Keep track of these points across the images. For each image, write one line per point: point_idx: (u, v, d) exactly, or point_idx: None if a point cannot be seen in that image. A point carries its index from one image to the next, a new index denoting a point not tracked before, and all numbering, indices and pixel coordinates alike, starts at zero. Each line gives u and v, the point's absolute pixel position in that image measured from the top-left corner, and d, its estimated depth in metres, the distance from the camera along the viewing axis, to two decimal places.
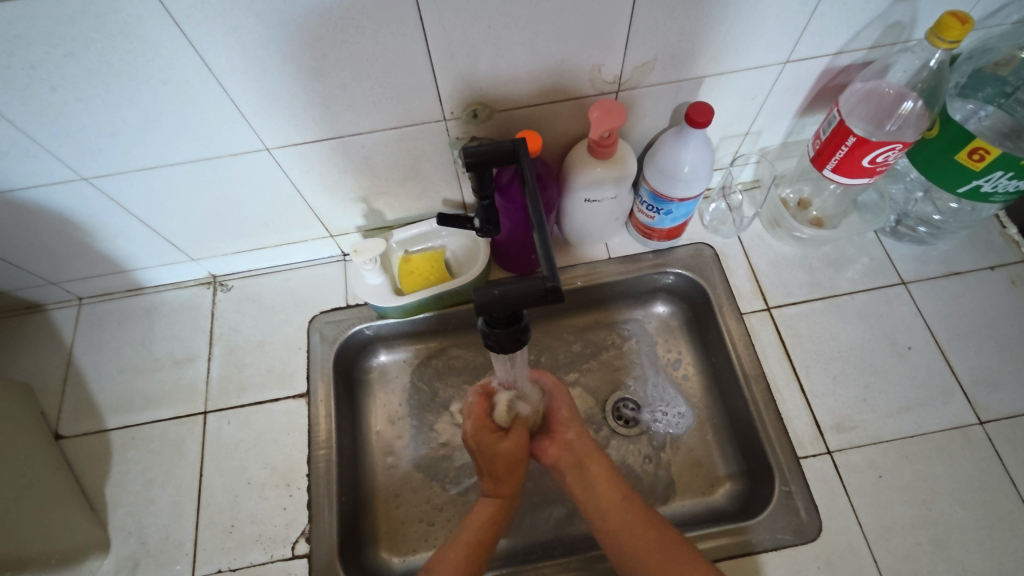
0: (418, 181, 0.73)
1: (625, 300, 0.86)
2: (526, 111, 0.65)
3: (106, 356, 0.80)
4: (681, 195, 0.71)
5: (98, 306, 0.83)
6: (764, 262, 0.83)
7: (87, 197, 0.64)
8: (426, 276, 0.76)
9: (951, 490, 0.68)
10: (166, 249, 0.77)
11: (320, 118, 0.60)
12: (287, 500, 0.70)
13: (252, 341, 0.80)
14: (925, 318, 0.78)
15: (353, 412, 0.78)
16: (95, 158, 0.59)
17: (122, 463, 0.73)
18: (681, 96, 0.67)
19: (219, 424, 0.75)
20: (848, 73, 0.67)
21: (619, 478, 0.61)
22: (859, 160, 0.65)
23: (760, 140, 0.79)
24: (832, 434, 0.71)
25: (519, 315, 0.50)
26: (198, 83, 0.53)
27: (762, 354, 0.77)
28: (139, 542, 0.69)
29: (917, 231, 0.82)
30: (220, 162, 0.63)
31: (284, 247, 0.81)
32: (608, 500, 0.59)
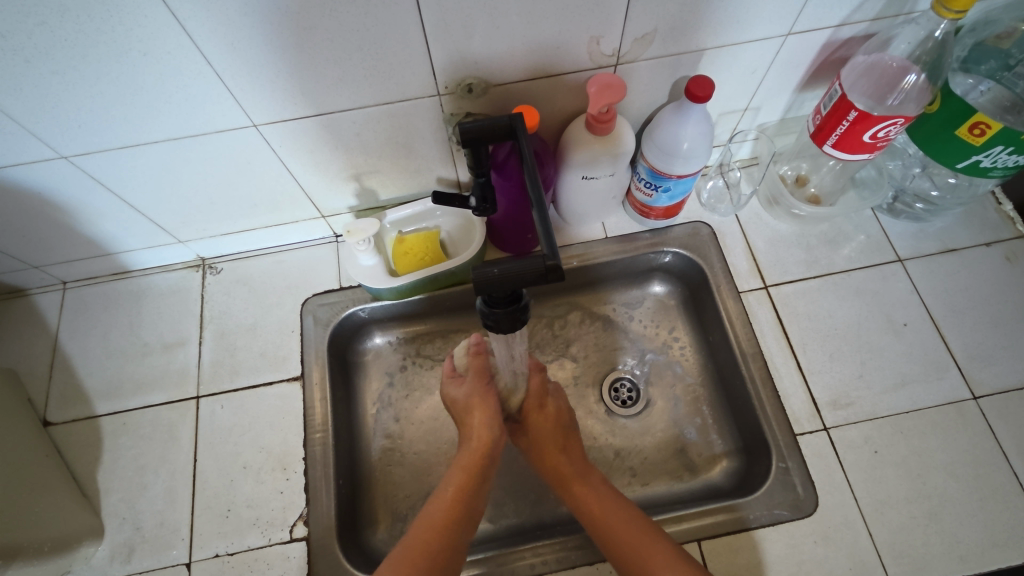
0: (411, 158, 0.71)
1: (622, 281, 0.86)
2: (524, 86, 0.63)
3: (94, 341, 0.78)
4: (679, 172, 0.70)
5: (83, 290, 0.81)
6: (761, 240, 0.82)
7: (68, 175, 0.62)
8: (420, 257, 0.74)
9: (945, 464, 0.68)
10: (152, 232, 0.75)
11: (310, 92, 0.57)
12: (284, 484, 0.70)
13: (243, 325, 0.78)
14: (921, 295, 0.78)
15: (348, 394, 0.78)
16: (75, 135, 0.57)
17: (113, 450, 0.72)
18: (681, 70, 0.65)
19: (212, 408, 0.74)
20: (850, 46, 0.66)
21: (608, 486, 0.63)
22: (860, 135, 0.64)
23: (759, 116, 0.78)
24: (829, 410, 0.72)
25: (519, 295, 0.49)
26: (179, 55, 0.50)
27: (760, 332, 0.77)
28: (134, 528, 0.68)
29: (914, 207, 0.81)
30: (205, 139, 0.61)
31: (274, 229, 0.80)
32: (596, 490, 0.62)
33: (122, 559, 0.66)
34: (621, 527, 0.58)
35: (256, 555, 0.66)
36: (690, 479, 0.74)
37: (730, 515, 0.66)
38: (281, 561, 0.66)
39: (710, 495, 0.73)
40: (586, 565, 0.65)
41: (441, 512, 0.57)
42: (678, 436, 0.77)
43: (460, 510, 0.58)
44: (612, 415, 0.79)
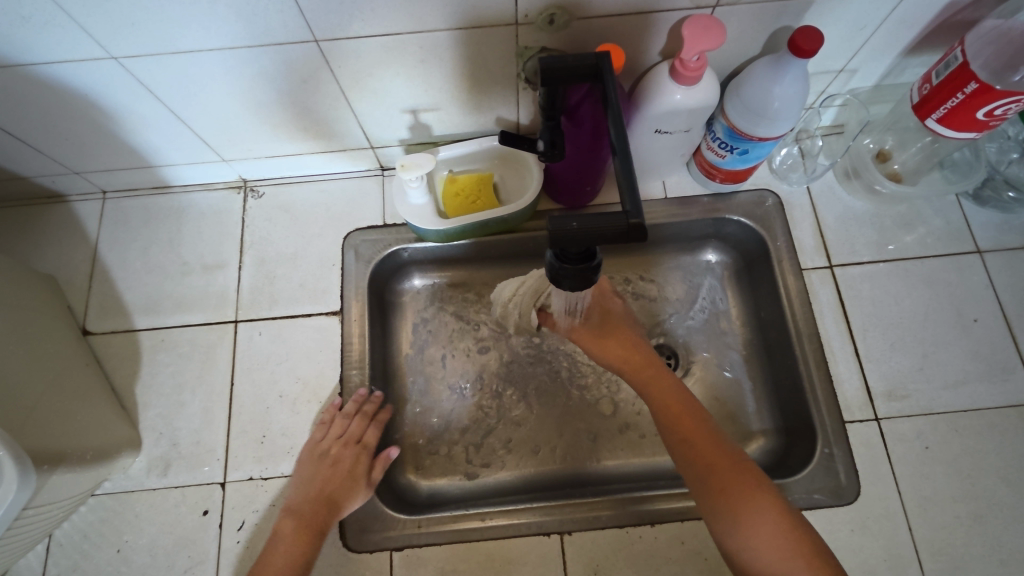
0: (474, 93, 0.66)
1: (675, 245, 0.82)
2: (609, 22, 0.57)
3: (133, 255, 0.77)
4: (762, 134, 0.63)
5: (122, 202, 0.79)
6: (832, 216, 0.77)
7: (116, 78, 0.59)
8: (472, 200, 0.71)
9: (998, 468, 0.66)
10: (197, 147, 0.72)
11: (379, 8, 0.52)
12: (319, 417, 0.69)
13: (283, 253, 0.76)
14: (996, 291, 0.73)
15: (385, 334, 0.77)
16: (125, 34, 0.53)
17: (151, 365, 0.72)
18: (784, 18, 0.59)
19: (250, 334, 0.73)
20: (978, 8, 0.59)
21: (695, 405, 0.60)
22: (974, 111, 0.58)
23: (853, 80, 0.71)
24: (882, 401, 0.69)
25: (593, 252, 0.46)
26: None
27: (818, 313, 0.73)
28: (170, 444, 0.69)
29: (1003, 196, 0.74)
30: (261, 52, 0.57)
31: (320, 156, 0.76)
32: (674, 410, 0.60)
33: (159, 472, 0.67)
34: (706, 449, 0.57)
35: (289, 482, 0.67)
36: None
37: None
38: None
39: None
40: (615, 526, 0.65)
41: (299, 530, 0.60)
42: (716, 409, 0.75)
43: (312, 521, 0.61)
44: None
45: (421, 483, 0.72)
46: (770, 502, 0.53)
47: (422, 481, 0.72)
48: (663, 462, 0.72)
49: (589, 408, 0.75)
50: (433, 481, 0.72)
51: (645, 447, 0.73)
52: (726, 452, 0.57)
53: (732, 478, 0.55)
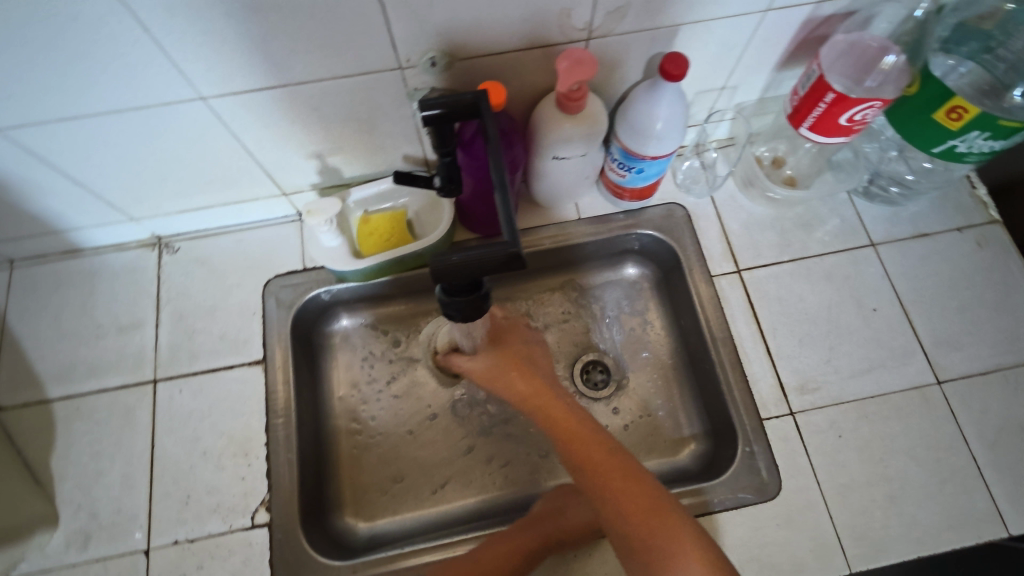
0: (375, 135, 0.67)
1: (595, 262, 0.85)
2: (490, 61, 0.60)
3: (44, 323, 0.75)
4: (653, 152, 0.68)
5: (30, 269, 0.77)
6: (736, 223, 0.81)
7: (3, 149, 0.58)
8: (386, 238, 0.71)
9: (906, 448, 0.69)
10: (102, 208, 0.71)
11: (260, 63, 0.53)
12: (245, 470, 0.68)
13: (202, 306, 0.76)
14: (891, 280, 0.78)
15: (313, 377, 0.76)
16: (4, 106, 0.53)
17: (67, 435, 0.70)
18: (656, 46, 0.62)
19: (171, 393, 0.71)
20: (830, 24, 0.64)
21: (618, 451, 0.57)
22: (837, 118, 0.62)
23: (737, 95, 0.75)
24: (796, 395, 0.72)
25: (481, 282, 0.47)
26: (111, 20, 0.46)
27: (731, 316, 0.76)
28: (90, 515, 0.66)
29: (889, 191, 0.80)
30: (150, 112, 0.57)
31: (233, 206, 0.76)
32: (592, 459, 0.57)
33: (79, 547, 0.65)
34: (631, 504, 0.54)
35: (217, 541, 0.65)
36: (658, 462, 0.75)
37: (695, 499, 0.66)
38: (243, 547, 0.65)
39: (678, 479, 0.73)
40: (552, 548, 0.65)
41: None
42: (647, 419, 0.77)
43: None
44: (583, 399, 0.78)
45: (359, 526, 0.71)
46: (699, 552, 0.50)
47: (360, 523, 0.71)
48: None
49: (524, 432, 0.76)
50: (371, 522, 0.71)
51: None
52: (653, 501, 0.54)
53: (659, 532, 0.52)
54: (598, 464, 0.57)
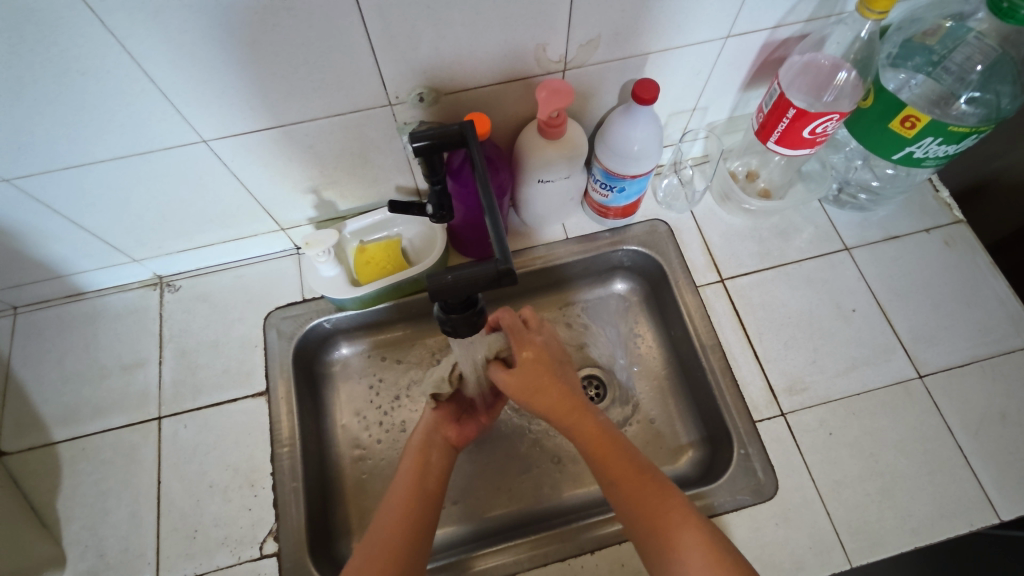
0: (367, 168, 0.71)
1: (585, 280, 0.88)
2: (475, 94, 0.64)
3: (49, 367, 0.76)
4: (633, 171, 0.71)
5: (34, 315, 0.79)
6: (716, 235, 0.85)
7: (12, 198, 0.61)
8: (382, 266, 0.75)
9: (895, 441, 0.72)
10: (105, 251, 0.73)
11: (259, 106, 0.57)
12: (252, 501, 0.69)
13: (204, 341, 0.77)
14: (867, 281, 0.81)
15: (316, 406, 0.78)
16: (15, 157, 0.56)
17: (73, 476, 0.70)
18: (628, 73, 0.67)
19: (175, 428, 0.73)
20: (787, 46, 0.69)
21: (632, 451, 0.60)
22: (800, 131, 0.66)
23: (708, 115, 0.80)
24: (785, 396, 0.74)
25: (475, 299, 0.50)
26: (121, 74, 0.50)
27: (718, 324, 0.79)
28: (97, 555, 0.66)
29: (858, 198, 0.85)
30: (154, 157, 0.60)
31: (233, 243, 0.79)
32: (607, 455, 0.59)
33: None
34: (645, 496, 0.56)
35: (226, 573, 0.66)
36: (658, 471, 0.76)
37: (696, 503, 0.68)
38: None
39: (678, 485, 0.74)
40: (559, 561, 0.66)
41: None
42: (644, 428, 0.79)
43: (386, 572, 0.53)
44: None
45: None
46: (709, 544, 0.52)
47: None
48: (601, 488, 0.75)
49: (526, 449, 0.77)
50: None
51: (583, 476, 0.76)
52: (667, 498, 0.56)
53: (669, 520, 0.54)
54: (614, 461, 0.58)
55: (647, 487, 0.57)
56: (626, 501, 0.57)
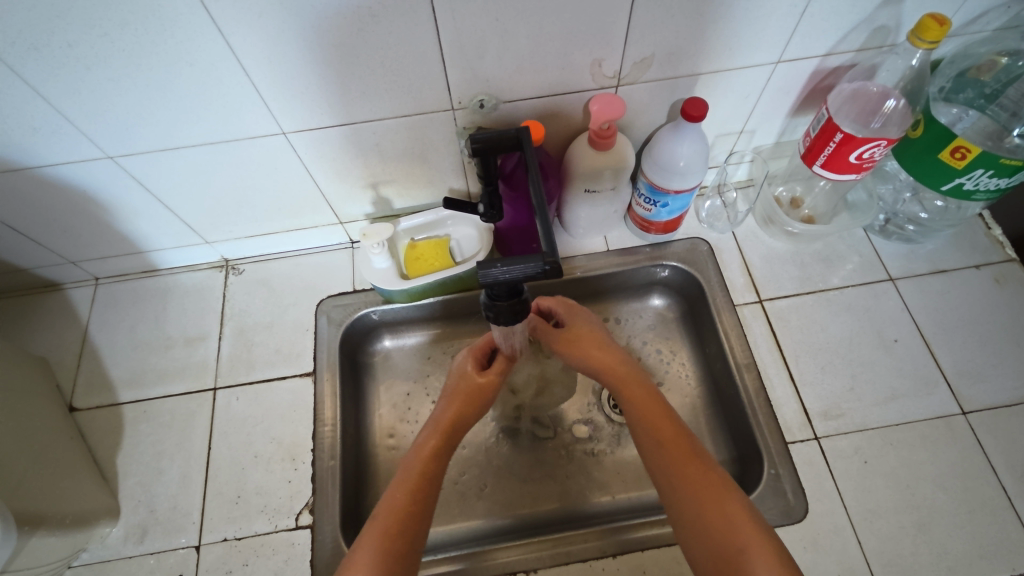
0: (425, 169, 0.76)
1: (623, 293, 0.90)
2: (532, 104, 0.68)
3: (121, 334, 0.83)
4: (677, 186, 0.74)
5: (113, 286, 0.86)
6: (757, 257, 0.86)
7: (112, 175, 0.68)
8: (432, 263, 0.79)
9: (934, 476, 0.70)
10: (182, 231, 0.80)
11: (337, 103, 0.63)
12: (292, 474, 0.73)
13: (261, 322, 0.83)
14: (911, 313, 0.80)
15: (357, 393, 0.82)
16: (121, 137, 0.63)
17: (133, 436, 0.76)
18: (679, 92, 0.70)
19: (228, 400, 0.78)
20: (837, 74, 0.71)
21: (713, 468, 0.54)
22: (847, 156, 0.68)
23: (754, 139, 0.82)
24: (820, 420, 0.74)
25: (520, 289, 0.53)
26: (222, 67, 0.56)
27: (754, 344, 0.80)
28: (148, 510, 0.71)
29: (905, 229, 0.84)
30: (239, 145, 0.66)
31: (294, 233, 0.85)
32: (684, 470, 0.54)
33: (136, 540, 0.69)
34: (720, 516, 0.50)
35: (263, 540, 0.69)
36: None
37: None
38: (286, 547, 0.68)
39: None
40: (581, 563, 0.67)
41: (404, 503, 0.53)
42: None
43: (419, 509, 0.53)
44: (611, 422, 0.81)
45: None
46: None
47: None
48: (628, 498, 0.76)
49: (555, 452, 0.79)
50: None
51: (609, 485, 0.77)
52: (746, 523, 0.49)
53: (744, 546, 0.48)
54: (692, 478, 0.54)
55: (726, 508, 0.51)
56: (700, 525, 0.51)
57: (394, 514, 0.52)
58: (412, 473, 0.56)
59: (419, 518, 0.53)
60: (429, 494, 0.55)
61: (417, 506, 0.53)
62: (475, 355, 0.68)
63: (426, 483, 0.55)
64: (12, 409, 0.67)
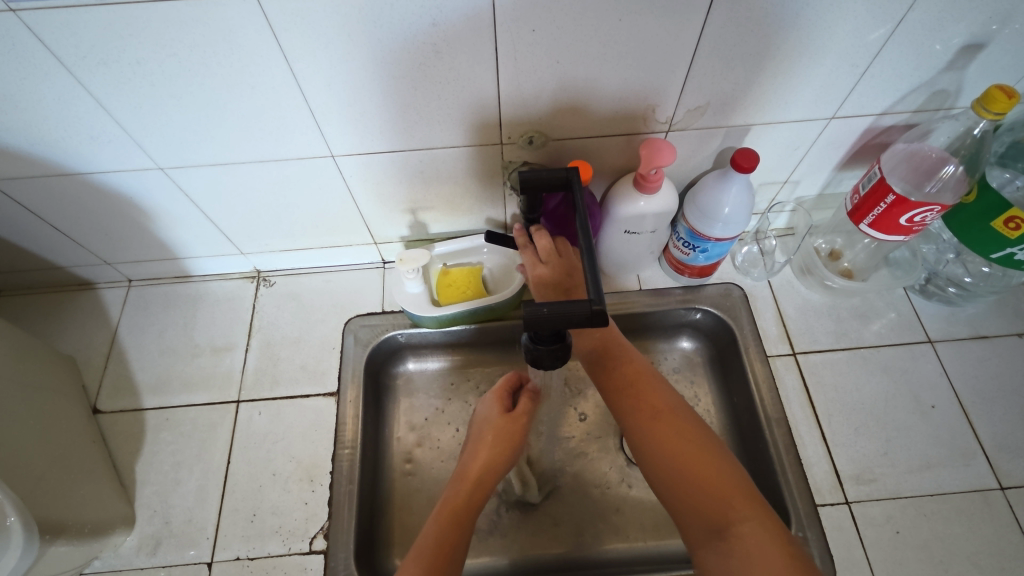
0: (466, 198, 0.76)
1: (652, 333, 0.88)
2: (581, 142, 0.68)
3: (149, 338, 0.83)
4: (718, 234, 0.73)
5: (145, 290, 0.87)
6: (793, 307, 0.84)
7: (159, 184, 0.68)
8: (464, 290, 0.79)
9: (968, 553, 0.67)
10: (219, 241, 0.81)
11: (388, 131, 0.63)
12: (309, 495, 0.72)
13: (288, 337, 0.83)
14: (950, 378, 0.78)
15: (377, 415, 0.81)
16: (173, 150, 0.63)
17: (154, 443, 0.75)
18: (728, 141, 0.70)
19: (250, 414, 0.77)
20: (891, 133, 0.70)
21: (692, 423, 0.58)
22: (897, 218, 0.67)
23: (798, 189, 0.81)
24: (851, 484, 0.72)
25: (563, 334, 0.52)
26: (282, 91, 0.56)
27: (785, 398, 0.78)
28: (163, 522, 0.70)
29: (946, 291, 0.83)
30: (287, 164, 0.67)
31: (329, 250, 0.85)
32: (662, 429, 0.58)
33: (148, 551, 0.69)
34: (701, 470, 0.54)
35: (276, 562, 0.68)
36: None
37: None
38: (298, 572, 0.67)
39: None
40: None
41: (431, 552, 0.54)
42: None
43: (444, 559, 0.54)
44: (632, 466, 0.79)
45: None
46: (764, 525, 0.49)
47: None
48: (645, 547, 0.74)
49: (572, 492, 0.77)
50: None
51: (626, 532, 0.75)
52: (726, 479, 0.54)
53: (725, 500, 0.52)
54: (671, 436, 0.57)
55: (706, 464, 0.55)
56: (680, 481, 0.55)
57: (418, 566, 0.52)
58: (440, 524, 0.57)
59: (446, 567, 0.53)
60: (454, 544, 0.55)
61: (442, 555, 0.54)
62: (499, 397, 0.66)
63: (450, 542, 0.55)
64: (40, 410, 0.67)
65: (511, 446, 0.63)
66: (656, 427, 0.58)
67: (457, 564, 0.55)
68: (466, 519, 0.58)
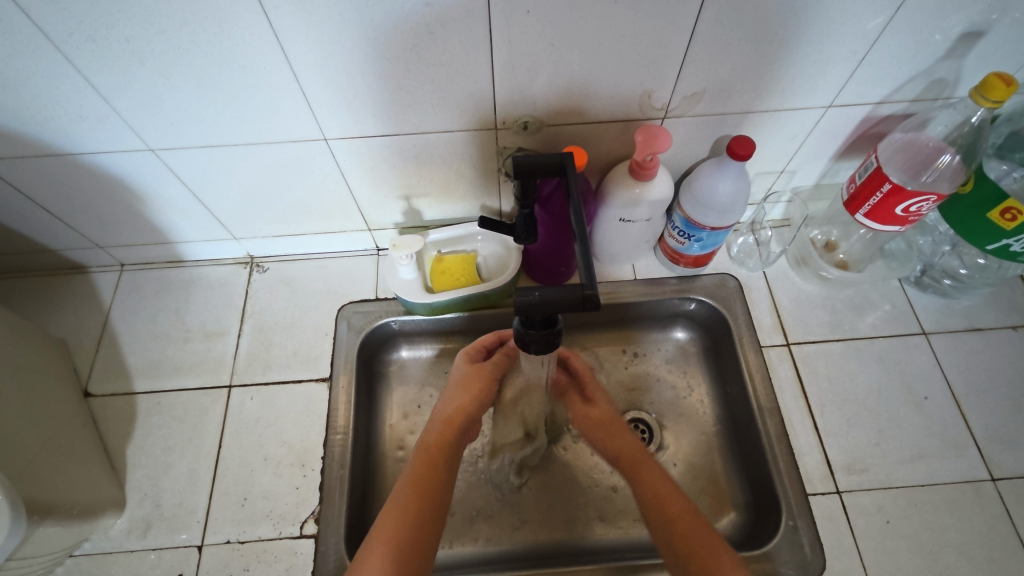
0: (460, 184, 0.75)
1: (646, 322, 0.88)
2: (576, 128, 0.67)
3: (141, 322, 0.83)
4: (714, 223, 0.72)
5: (138, 274, 0.86)
6: (787, 298, 0.84)
7: (151, 166, 0.68)
8: (458, 277, 0.78)
9: (958, 543, 0.68)
10: (212, 226, 0.80)
11: (381, 114, 0.62)
12: (300, 480, 0.72)
13: (281, 322, 0.82)
14: (943, 370, 0.78)
15: (370, 401, 0.81)
16: (164, 131, 0.62)
17: (145, 427, 0.75)
18: (725, 129, 0.69)
19: (242, 399, 0.77)
20: (888, 123, 0.70)
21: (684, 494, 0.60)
22: (893, 208, 0.66)
23: (794, 179, 0.81)
24: (842, 474, 0.72)
25: (554, 320, 0.52)
26: (273, 71, 0.56)
27: (778, 388, 0.78)
28: (153, 505, 0.70)
29: (941, 283, 0.82)
30: (279, 147, 0.66)
31: (322, 236, 0.84)
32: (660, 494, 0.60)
33: (139, 534, 0.69)
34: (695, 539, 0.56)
35: (266, 546, 0.68)
36: None
37: None
38: (289, 556, 0.67)
39: None
40: None
41: (407, 506, 0.56)
42: (689, 481, 0.77)
43: (424, 512, 0.56)
44: None
45: None
46: None
47: None
48: (636, 535, 0.74)
49: (565, 480, 0.77)
50: None
51: (618, 520, 0.75)
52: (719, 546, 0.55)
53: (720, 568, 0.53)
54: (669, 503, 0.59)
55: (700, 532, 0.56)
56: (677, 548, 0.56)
57: (396, 521, 0.55)
58: (413, 479, 0.59)
59: (422, 522, 0.56)
60: (429, 500, 0.58)
61: (416, 509, 0.56)
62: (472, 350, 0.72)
63: (425, 489, 0.58)
64: (31, 392, 0.67)
65: (480, 392, 0.68)
66: (654, 498, 0.60)
67: (433, 521, 0.57)
68: (439, 475, 0.60)
